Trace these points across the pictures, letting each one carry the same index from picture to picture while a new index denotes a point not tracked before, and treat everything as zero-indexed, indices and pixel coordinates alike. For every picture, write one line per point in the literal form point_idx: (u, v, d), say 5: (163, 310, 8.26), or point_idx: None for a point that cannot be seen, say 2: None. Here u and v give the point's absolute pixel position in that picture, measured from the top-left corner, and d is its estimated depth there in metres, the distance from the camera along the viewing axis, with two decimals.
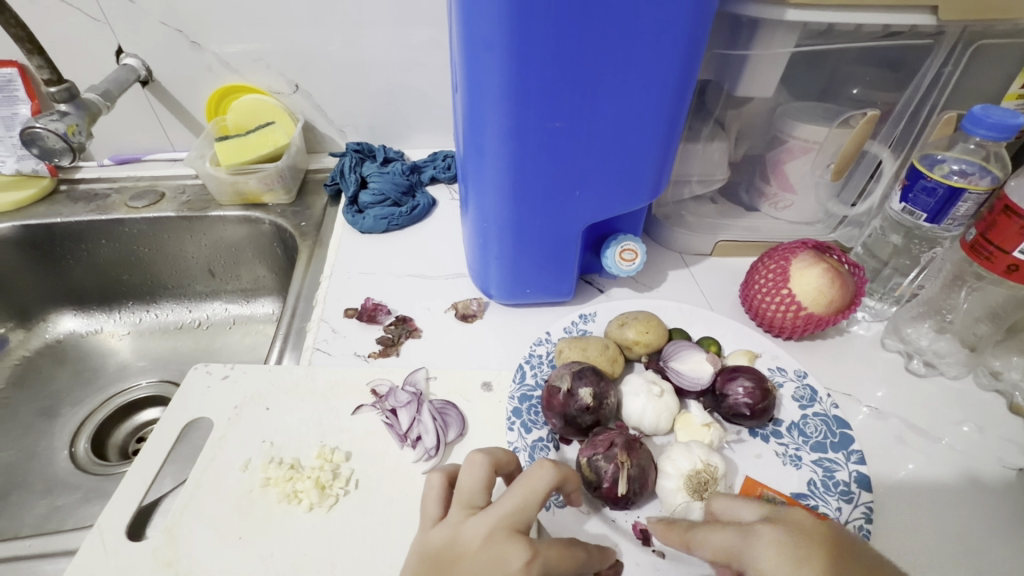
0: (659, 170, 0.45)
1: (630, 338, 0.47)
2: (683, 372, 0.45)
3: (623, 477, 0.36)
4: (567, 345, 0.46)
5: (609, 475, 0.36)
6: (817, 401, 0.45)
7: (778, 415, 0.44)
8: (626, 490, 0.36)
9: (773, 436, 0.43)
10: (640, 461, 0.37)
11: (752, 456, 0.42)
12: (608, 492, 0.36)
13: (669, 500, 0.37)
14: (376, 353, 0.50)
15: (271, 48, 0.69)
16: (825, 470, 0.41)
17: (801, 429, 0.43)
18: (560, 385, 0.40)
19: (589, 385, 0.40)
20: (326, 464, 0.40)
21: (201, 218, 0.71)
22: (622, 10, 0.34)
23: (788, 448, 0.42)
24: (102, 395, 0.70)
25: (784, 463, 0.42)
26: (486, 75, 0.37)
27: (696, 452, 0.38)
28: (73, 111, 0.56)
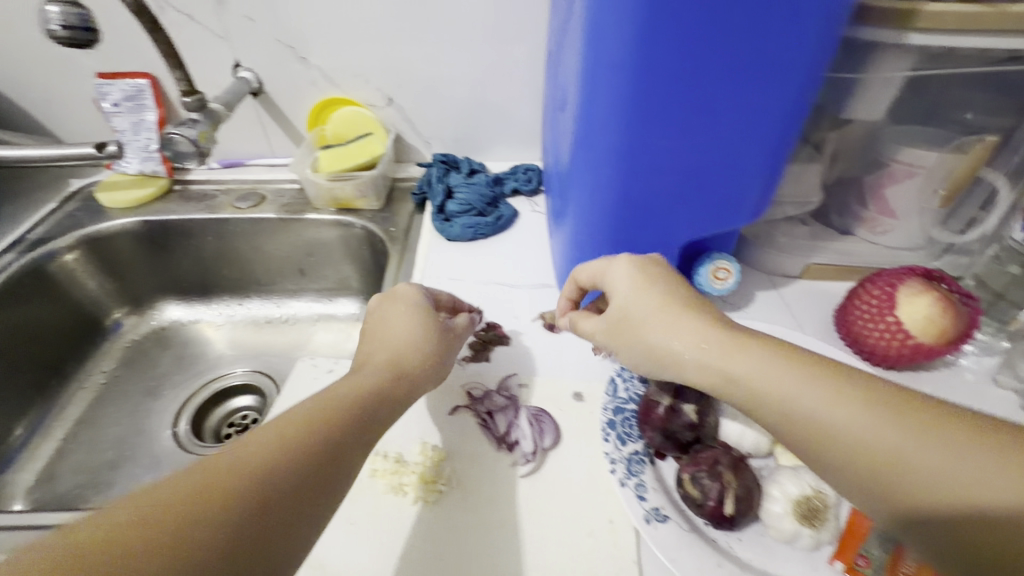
0: (763, 192, 0.45)
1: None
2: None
3: (729, 497, 0.36)
4: None
5: (714, 494, 0.36)
6: None
7: None
8: (733, 511, 0.36)
9: None
10: (747, 482, 0.37)
11: None
12: (713, 511, 0.36)
13: (775, 524, 0.36)
14: (468, 356, 0.52)
15: (370, 64, 0.74)
16: None
17: None
18: (661, 400, 0.42)
19: (691, 402, 0.41)
20: (429, 461, 0.42)
21: (297, 220, 0.76)
22: (747, 37, 0.35)
23: None
24: (200, 380, 0.75)
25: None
26: (604, 96, 0.38)
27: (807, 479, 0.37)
28: (203, 119, 0.61)
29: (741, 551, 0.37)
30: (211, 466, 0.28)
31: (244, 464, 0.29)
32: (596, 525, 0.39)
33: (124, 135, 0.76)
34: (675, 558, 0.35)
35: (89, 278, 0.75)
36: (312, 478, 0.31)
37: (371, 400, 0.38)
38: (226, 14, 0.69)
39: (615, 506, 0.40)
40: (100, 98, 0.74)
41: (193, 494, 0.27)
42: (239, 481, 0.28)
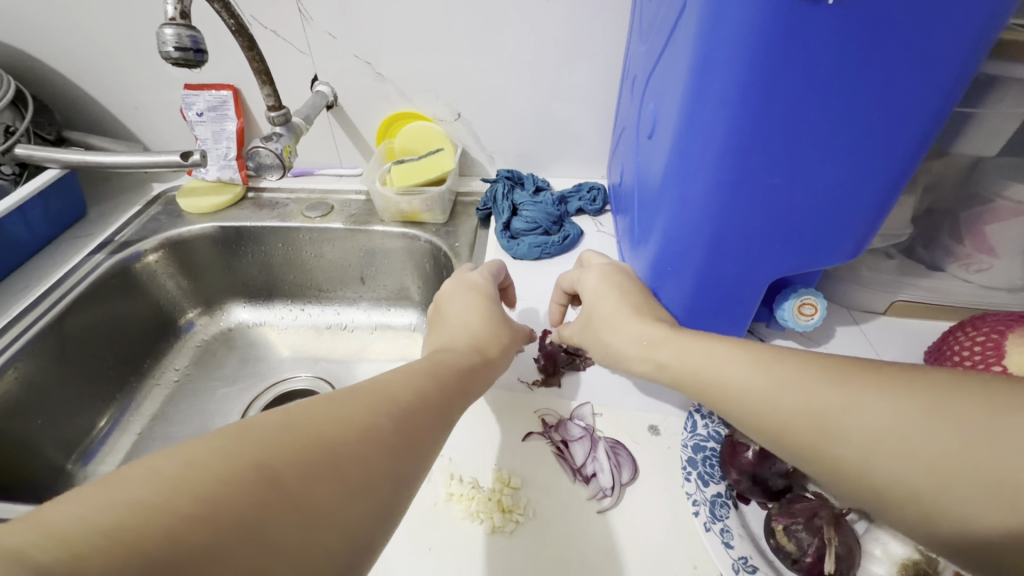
0: (867, 232, 0.43)
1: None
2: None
3: (830, 555, 0.34)
4: None
5: (813, 549, 0.34)
6: None
7: None
8: (833, 569, 0.34)
9: None
10: (848, 539, 0.35)
11: None
12: (810, 567, 0.35)
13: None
14: (538, 380, 0.51)
15: (443, 80, 0.75)
16: None
17: None
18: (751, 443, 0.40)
19: None
20: (505, 488, 0.42)
21: (364, 231, 0.77)
22: (874, 68, 0.33)
23: None
24: (264, 382, 0.77)
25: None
26: (711, 124, 0.37)
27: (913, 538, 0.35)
28: (286, 133, 0.63)
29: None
30: (323, 408, 0.29)
31: (353, 411, 0.30)
32: (679, 571, 0.37)
33: (206, 143, 0.80)
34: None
35: (168, 278, 0.79)
36: (407, 434, 0.31)
37: (457, 370, 0.39)
38: (309, 30, 0.71)
39: (699, 552, 0.38)
40: (186, 108, 0.78)
41: (276, 437, 0.26)
42: (347, 425, 0.29)
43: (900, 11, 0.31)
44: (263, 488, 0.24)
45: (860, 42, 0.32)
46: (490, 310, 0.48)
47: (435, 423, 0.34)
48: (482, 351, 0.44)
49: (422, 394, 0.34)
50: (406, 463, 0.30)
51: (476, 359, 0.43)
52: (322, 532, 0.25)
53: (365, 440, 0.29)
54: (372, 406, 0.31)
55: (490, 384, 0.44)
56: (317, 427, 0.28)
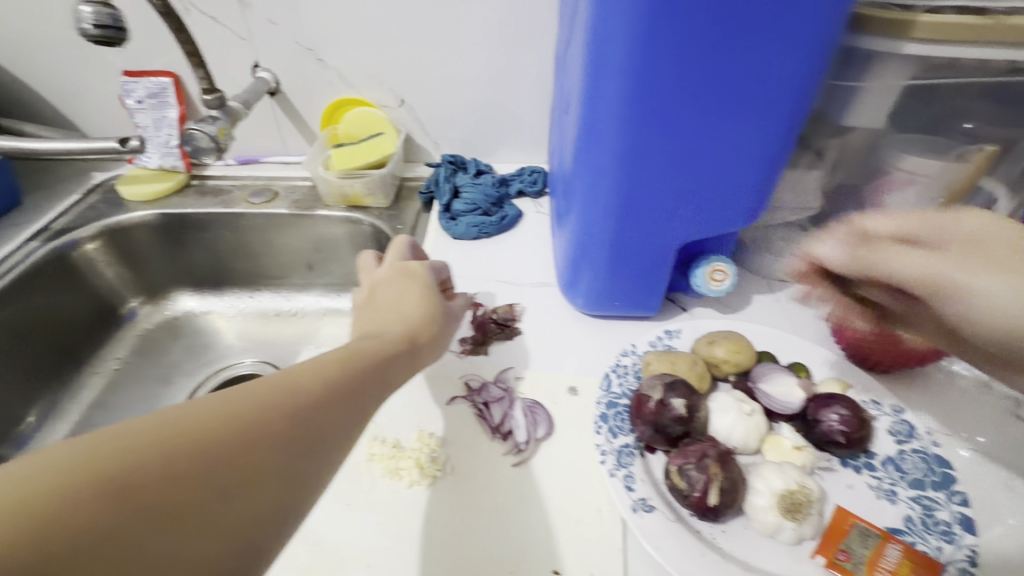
0: (762, 195, 0.46)
1: (718, 357, 0.48)
2: (773, 396, 0.46)
3: (714, 489, 0.37)
4: (655, 358, 0.47)
5: (700, 485, 0.37)
6: (915, 437, 0.43)
7: (871, 448, 0.44)
8: (717, 501, 0.37)
9: (865, 468, 0.43)
10: (733, 475, 0.38)
11: (844, 486, 0.42)
12: (698, 502, 0.37)
13: (759, 517, 0.37)
14: (466, 349, 0.53)
15: (384, 67, 0.76)
16: (925, 509, 0.39)
17: (897, 464, 0.42)
18: (653, 394, 0.42)
19: (681, 397, 0.42)
20: (425, 447, 0.44)
21: (308, 216, 0.78)
22: (747, 41, 0.36)
23: (882, 482, 0.42)
24: (210, 368, 0.77)
25: (879, 496, 0.41)
26: (607, 97, 0.40)
27: (791, 472, 0.38)
28: (222, 116, 0.63)
29: (725, 543, 0.38)
30: (197, 407, 0.28)
31: (247, 405, 0.29)
32: (584, 514, 0.40)
33: (146, 131, 0.80)
34: (659, 545, 0.37)
35: (108, 266, 0.78)
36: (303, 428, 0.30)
37: (372, 359, 0.36)
38: (248, 16, 0.72)
39: (604, 498, 0.41)
40: (125, 95, 0.78)
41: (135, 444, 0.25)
42: (223, 425, 0.27)
43: None
44: (113, 501, 0.23)
45: (732, 15, 0.35)
46: (419, 294, 0.44)
47: (344, 414, 0.33)
48: (410, 337, 0.40)
49: (332, 382, 0.33)
50: (298, 459, 0.29)
51: (401, 347, 0.39)
52: (182, 542, 0.24)
53: (242, 442, 0.27)
54: (258, 405, 0.29)
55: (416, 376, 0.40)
56: (186, 432, 0.26)
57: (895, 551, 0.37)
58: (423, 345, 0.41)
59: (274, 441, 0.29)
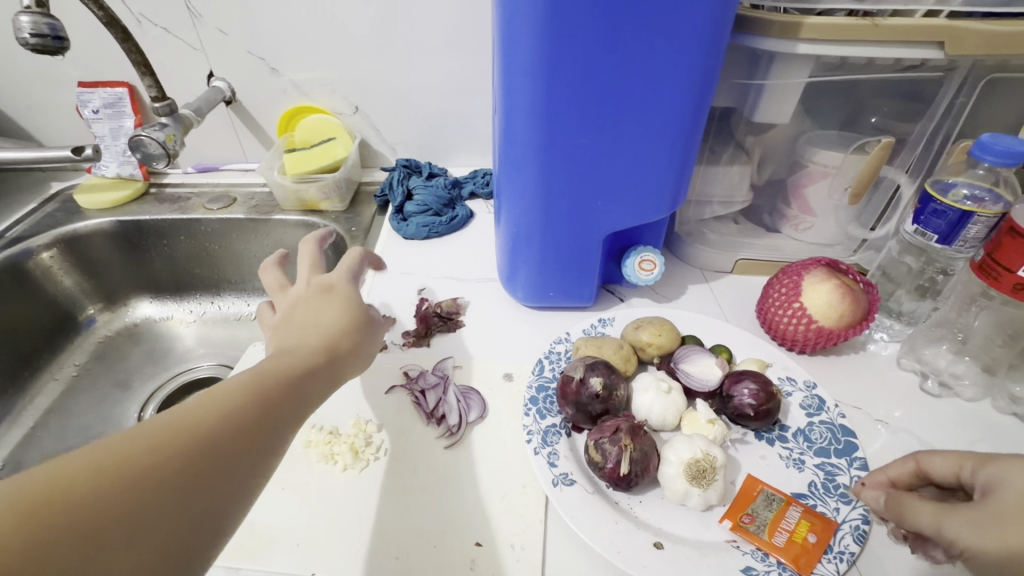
0: (677, 184, 0.49)
1: (644, 340, 0.50)
2: (692, 374, 0.48)
3: (625, 459, 0.39)
4: (584, 342, 0.49)
5: (613, 456, 0.40)
6: (824, 410, 0.46)
7: (784, 420, 0.46)
8: (628, 470, 0.39)
9: (779, 440, 0.45)
10: (643, 446, 0.40)
11: (757, 457, 0.44)
12: (611, 472, 0.40)
13: (669, 485, 0.40)
14: (409, 341, 0.55)
15: (336, 75, 0.79)
16: (827, 474, 0.42)
17: (807, 435, 0.45)
18: (574, 373, 0.44)
19: (600, 375, 0.44)
20: (360, 433, 0.46)
21: (266, 221, 0.79)
22: (640, 44, 0.39)
23: (792, 452, 0.44)
24: (168, 373, 0.78)
25: (788, 465, 0.43)
26: (520, 97, 0.43)
27: (698, 441, 0.41)
28: (171, 123, 0.65)
29: (640, 512, 0.40)
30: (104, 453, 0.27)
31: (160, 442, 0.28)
32: (509, 490, 0.42)
33: (104, 140, 0.81)
34: (575, 515, 0.39)
35: (64, 275, 0.79)
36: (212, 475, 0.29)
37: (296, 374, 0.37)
38: (199, 27, 0.75)
39: (530, 475, 0.43)
40: (81, 105, 0.79)
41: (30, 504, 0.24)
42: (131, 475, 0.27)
43: None
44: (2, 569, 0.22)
45: (626, 22, 0.38)
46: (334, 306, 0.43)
47: (273, 432, 0.33)
48: (330, 348, 0.40)
49: (260, 397, 0.34)
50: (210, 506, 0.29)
51: (322, 358, 0.39)
52: None
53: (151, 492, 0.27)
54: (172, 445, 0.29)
55: (341, 383, 0.40)
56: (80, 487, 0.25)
57: (795, 513, 0.39)
58: (345, 353, 0.41)
59: (197, 469, 0.29)
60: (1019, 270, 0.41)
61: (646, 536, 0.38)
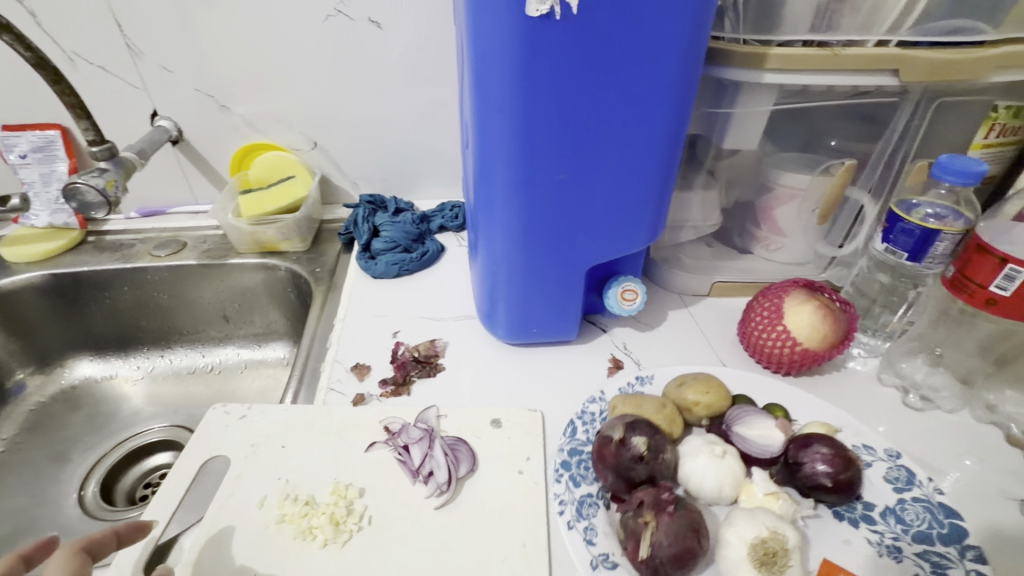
0: (657, 214, 0.48)
1: (689, 400, 0.48)
2: (750, 439, 0.45)
3: (645, 540, 0.37)
4: (621, 401, 0.47)
5: (632, 534, 0.38)
6: (915, 485, 0.44)
7: (869, 497, 0.44)
8: (647, 554, 0.36)
9: (864, 521, 0.42)
10: (668, 526, 0.37)
11: (841, 540, 0.41)
12: (632, 553, 0.37)
13: (734, 574, 0.38)
14: (388, 392, 0.52)
15: (292, 111, 0.76)
16: (934, 565, 0.39)
17: (900, 515, 0.42)
18: (612, 433, 0.42)
19: (642, 436, 0.41)
20: (340, 500, 0.42)
21: (220, 266, 0.74)
22: (617, 78, 0.39)
23: (885, 538, 0.41)
24: (114, 440, 0.71)
25: (881, 553, 0.40)
26: (496, 133, 0.41)
27: (761, 518, 0.39)
28: (112, 168, 0.60)
29: None
30: None
31: None
32: (508, 549, 0.40)
33: (33, 187, 0.75)
34: None
35: None
36: None
37: None
38: (140, 65, 0.70)
39: (531, 531, 0.41)
40: (6, 151, 0.72)
41: None
42: None
43: (622, 31, 0.37)
44: None
45: (602, 57, 0.38)
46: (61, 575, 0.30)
47: None
48: None
49: None
50: None
51: None
52: None
53: None
54: None
55: None
56: None
57: None
58: None
59: None
60: (992, 285, 0.41)
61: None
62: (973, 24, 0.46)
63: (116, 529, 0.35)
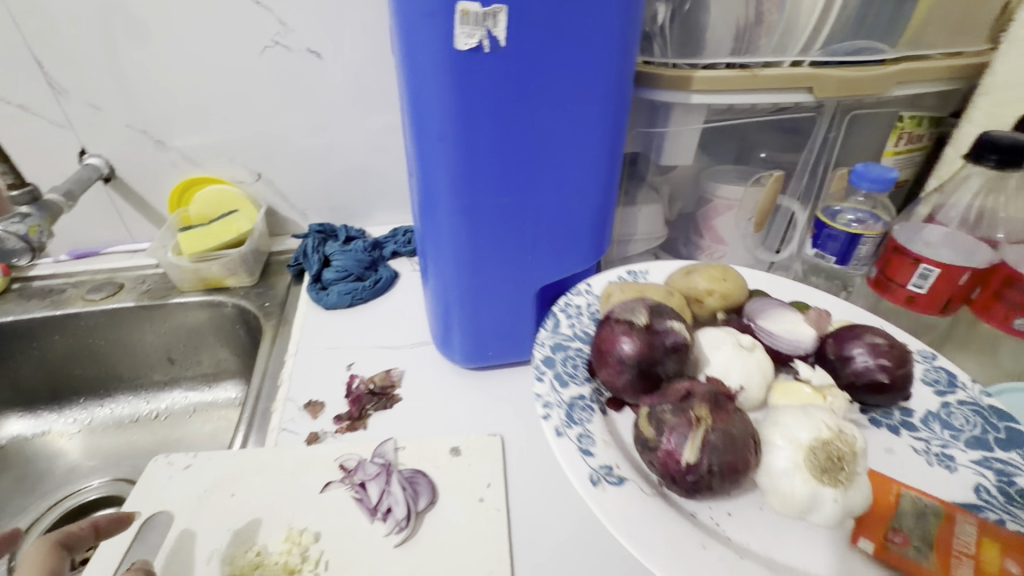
0: (600, 229, 0.50)
1: (700, 289, 0.50)
2: (779, 333, 0.48)
3: (694, 441, 0.36)
4: (620, 290, 0.50)
5: (675, 437, 0.36)
6: (959, 389, 0.45)
7: (909, 406, 0.46)
8: (696, 457, 0.36)
9: (904, 428, 0.44)
10: (721, 424, 0.37)
11: (884, 450, 0.43)
12: (669, 456, 0.36)
13: (788, 491, 0.37)
14: (343, 427, 0.51)
15: (233, 143, 0.74)
16: (998, 472, 0.40)
17: (947, 421, 0.44)
18: (637, 319, 0.43)
19: (676, 325, 0.43)
20: (294, 548, 0.41)
21: (161, 306, 0.71)
22: (552, 105, 0.40)
23: (930, 445, 0.43)
24: (47, 501, 0.66)
25: (931, 463, 0.42)
26: (437, 162, 0.41)
27: (818, 419, 0.39)
28: (35, 212, 0.57)
29: (729, 525, 0.38)
30: None
31: None
32: None
33: None
34: (634, 534, 0.34)
35: None
36: None
37: None
38: (65, 103, 0.67)
39: (493, 559, 0.40)
40: None
41: None
42: None
43: (552, 60, 0.38)
44: None
45: (535, 85, 0.39)
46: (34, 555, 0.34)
47: None
48: None
49: None
50: None
51: None
52: None
53: None
54: None
55: None
56: None
57: (969, 530, 0.36)
58: None
59: None
60: (909, 283, 0.44)
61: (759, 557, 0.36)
62: (872, 45, 0.50)
63: (95, 521, 0.38)
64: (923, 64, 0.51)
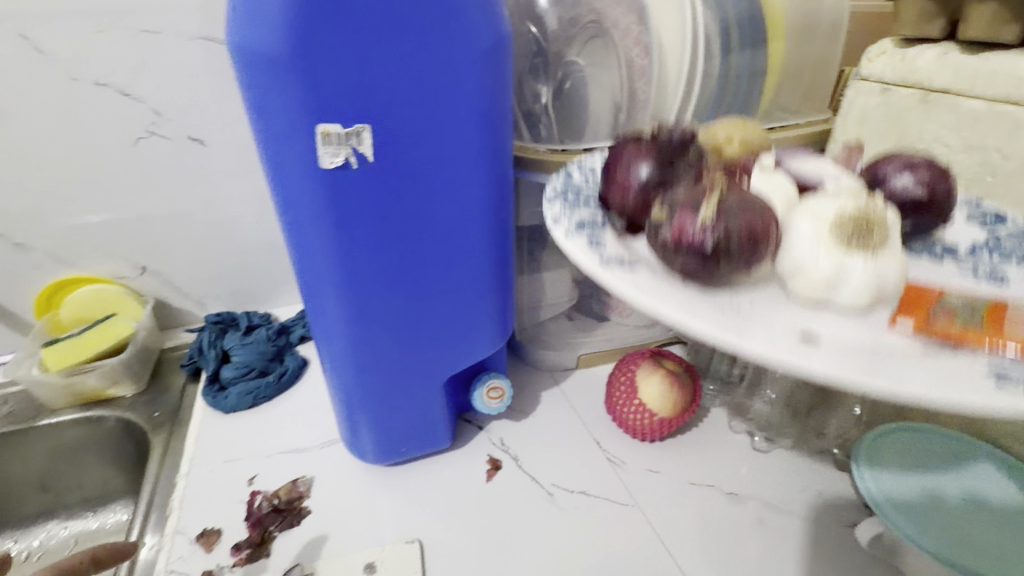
0: (501, 318, 0.49)
1: (722, 136, 0.42)
2: (805, 163, 0.40)
3: (703, 203, 0.32)
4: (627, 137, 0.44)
5: (683, 200, 0.33)
6: (1003, 223, 0.38)
7: (948, 235, 0.38)
8: (707, 213, 0.31)
9: (948, 254, 0.36)
10: (735, 193, 0.32)
11: (929, 268, 0.34)
12: (678, 227, 0.32)
13: (811, 262, 0.31)
14: (241, 559, 0.46)
15: (111, 239, 0.68)
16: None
17: (1001, 249, 0.36)
18: (643, 134, 0.40)
19: (681, 138, 0.40)
20: None
21: (27, 430, 0.62)
22: (430, 208, 0.39)
23: (984, 269, 0.34)
24: None
25: (978, 278, 0.33)
26: (319, 274, 0.40)
27: (844, 195, 0.34)
28: None
29: (744, 334, 0.28)
30: None
31: None
32: None
33: None
34: (645, 292, 0.31)
35: None
36: None
37: None
38: None
39: None
40: None
41: None
42: None
43: (422, 168, 0.37)
44: None
45: (409, 193, 0.38)
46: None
47: None
48: None
49: None
50: None
51: None
52: None
53: None
54: None
55: None
56: None
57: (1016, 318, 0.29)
58: None
59: None
60: None
61: (788, 326, 0.30)
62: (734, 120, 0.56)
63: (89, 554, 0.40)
64: (778, 134, 0.56)
